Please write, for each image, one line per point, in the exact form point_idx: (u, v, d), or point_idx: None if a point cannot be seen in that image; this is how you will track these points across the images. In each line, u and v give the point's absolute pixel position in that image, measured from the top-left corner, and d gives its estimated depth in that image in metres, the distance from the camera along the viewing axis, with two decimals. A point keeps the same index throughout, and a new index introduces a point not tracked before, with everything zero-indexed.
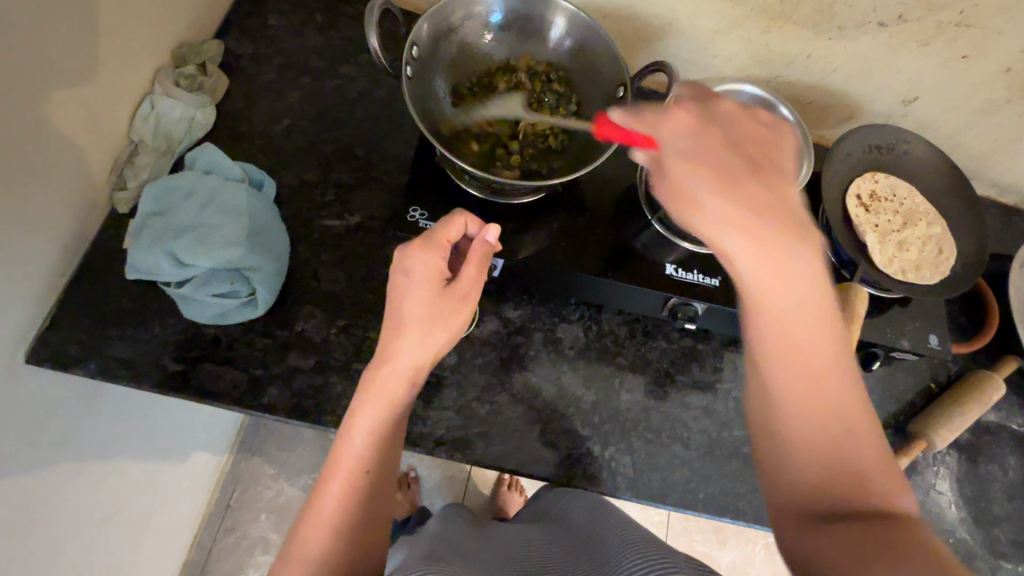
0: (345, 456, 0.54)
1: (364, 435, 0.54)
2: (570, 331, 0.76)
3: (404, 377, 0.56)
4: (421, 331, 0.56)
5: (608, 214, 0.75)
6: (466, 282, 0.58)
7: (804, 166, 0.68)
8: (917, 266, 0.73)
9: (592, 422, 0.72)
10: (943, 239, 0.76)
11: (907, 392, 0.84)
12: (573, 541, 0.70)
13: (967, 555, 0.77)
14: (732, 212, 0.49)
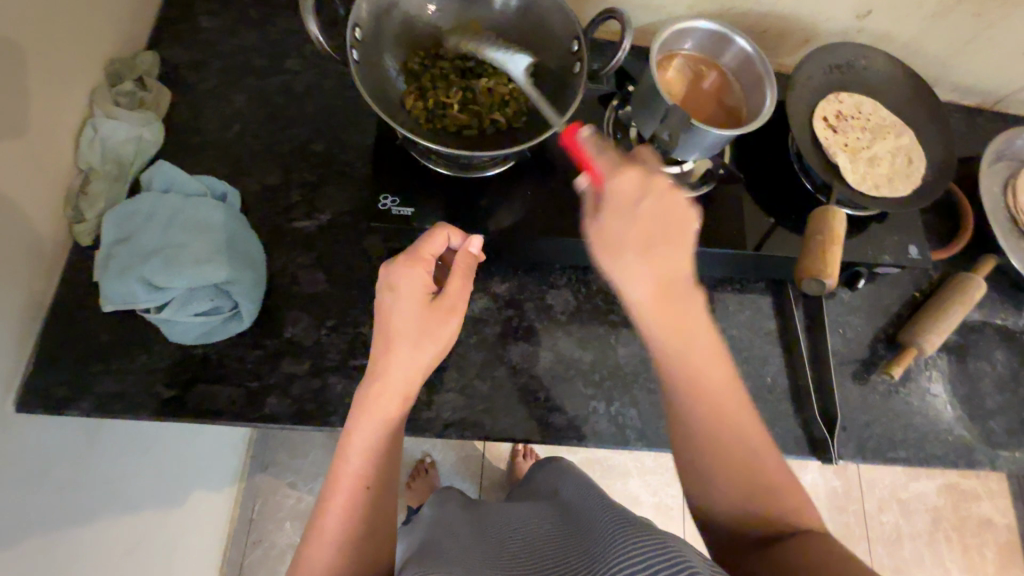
0: (345, 474, 0.55)
1: (358, 454, 0.55)
2: (560, 296, 0.77)
3: (395, 395, 0.56)
4: (410, 345, 0.56)
5: (581, 174, 0.74)
6: (454, 294, 0.58)
7: (768, 96, 0.67)
8: (890, 182, 0.73)
9: (593, 381, 0.73)
10: (912, 149, 0.77)
11: (893, 304, 0.86)
12: (573, 518, 0.67)
13: (965, 450, 0.80)
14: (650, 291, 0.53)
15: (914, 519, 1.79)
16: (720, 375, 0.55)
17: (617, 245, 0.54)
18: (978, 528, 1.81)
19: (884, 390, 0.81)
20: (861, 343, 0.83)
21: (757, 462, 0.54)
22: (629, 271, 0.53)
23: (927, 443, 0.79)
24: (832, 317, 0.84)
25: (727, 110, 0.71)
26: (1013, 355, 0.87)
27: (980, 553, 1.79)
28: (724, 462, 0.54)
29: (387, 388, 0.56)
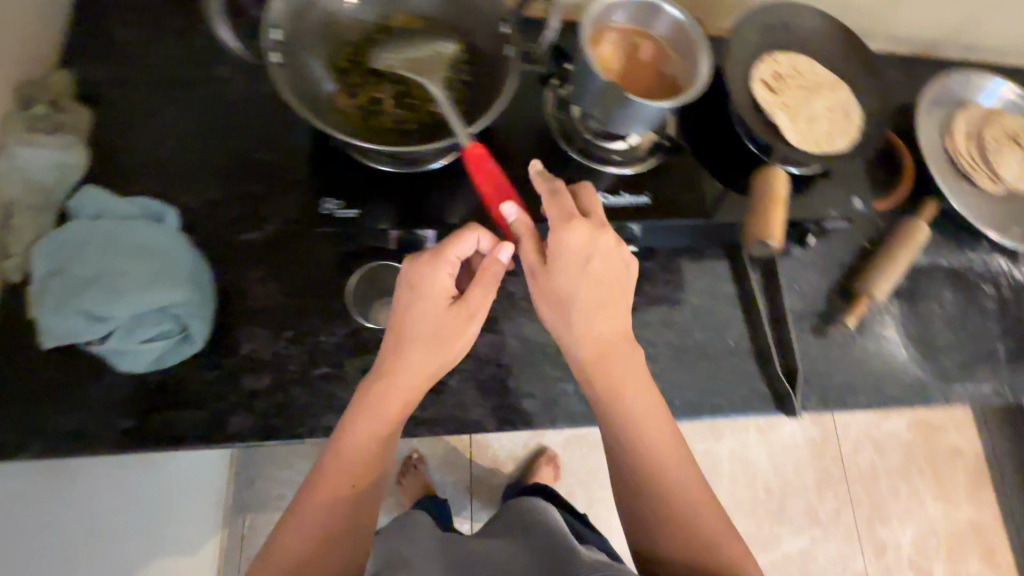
0: (339, 460, 0.60)
1: (352, 448, 0.60)
2: (521, 283, 0.76)
3: (402, 394, 0.61)
4: (423, 346, 0.60)
5: (531, 159, 0.73)
6: (475, 294, 0.60)
7: (703, 61, 0.67)
8: (830, 138, 0.75)
9: (560, 363, 0.74)
10: (850, 104, 0.78)
11: (846, 256, 0.88)
12: (557, 551, 0.69)
13: (921, 388, 0.84)
14: (596, 352, 0.62)
15: (888, 456, 1.87)
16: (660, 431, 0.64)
17: (563, 305, 0.61)
18: (949, 457, 1.89)
19: (842, 340, 0.83)
20: (817, 297, 0.85)
21: (697, 507, 0.63)
22: (577, 334, 0.62)
23: (886, 386, 0.83)
24: (788, 274, 0.86)
25: (666, 80, 0.70)
26: (960, 293, 0.90)
27: (952, 481, 1.88)
28: (659, 499, 0.63)
29: (394, 388, 0.61)
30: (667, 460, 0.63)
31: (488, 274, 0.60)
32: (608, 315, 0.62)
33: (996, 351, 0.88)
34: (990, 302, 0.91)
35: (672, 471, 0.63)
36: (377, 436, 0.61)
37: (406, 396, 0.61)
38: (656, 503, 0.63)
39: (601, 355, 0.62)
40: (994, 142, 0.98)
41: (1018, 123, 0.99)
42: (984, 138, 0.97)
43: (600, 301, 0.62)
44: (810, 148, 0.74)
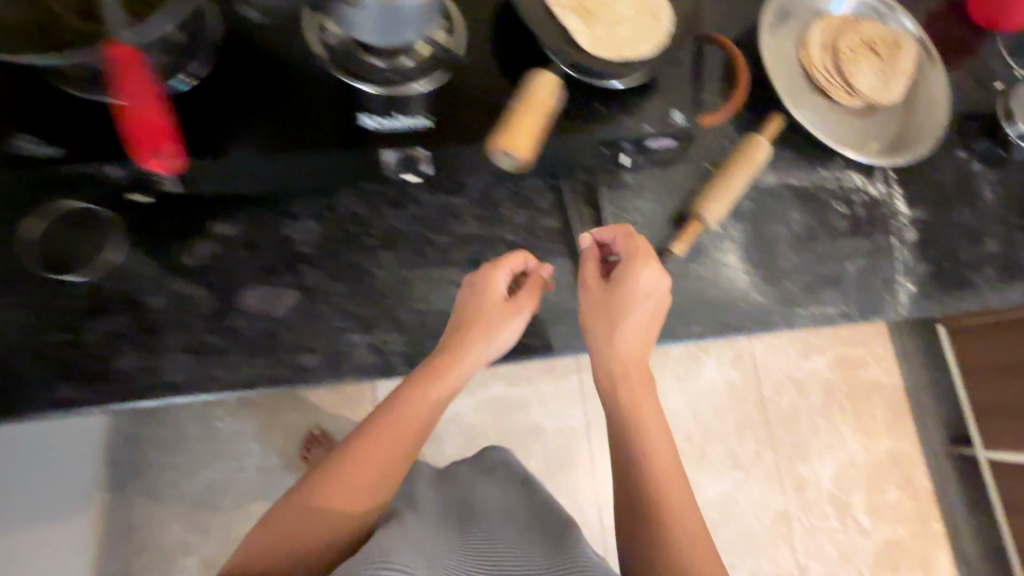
0: (373, 442, 0.67)
1: (404, 438, 0.67)
2: (301, 228, 0.69)
3: (414, 415, 0.67)
4: (475, 355, 0.65)
5: (284, 79, 0.64)
6: (505, 321, 0.66)
7: None
8: (630, 43, 0.68)
9: (348, 312, 0.67)
10: (660, 6, 0.70)
11: (685, 180, 0.81)
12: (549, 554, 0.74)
13: (762, 315, 0.79)
14: (633, 354, 0.70)
15: (809, 395, 1.87)
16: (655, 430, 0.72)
17: (587, 320, 0.70)
18: (869, 392, 1.90)
19: (676, 270, 0.78)
20: (652, 226, 0.79)
21: (660, 488, 0.69)
22: (596, 338, 0.70)
23: (723, 315, 0.77)
24: (620, 202, 0.79)
25: None
26: (808, 213, 0.85)
27: (873, 416, 1.88)
28: (643, 472, 0.70)
29: (413, 399, 0.66)
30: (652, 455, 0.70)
31: (523, 304, 0.67)
32: (641, 324, 0.69)
33: (844, 271, 0.84)
34: (840, 221, 0.87)
35: (655, 452, 0.71)
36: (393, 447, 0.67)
37: (423, 407, 0.66)
38: (648, 474, 0.70)
39: (641, 367, 0.72)
40: (849, 51, 0.92)
41: (873, 30, 0.93)
42: (837, 47, 0.91)
43: (604, 312, 0.69)
44: (604, 54, 0.66)
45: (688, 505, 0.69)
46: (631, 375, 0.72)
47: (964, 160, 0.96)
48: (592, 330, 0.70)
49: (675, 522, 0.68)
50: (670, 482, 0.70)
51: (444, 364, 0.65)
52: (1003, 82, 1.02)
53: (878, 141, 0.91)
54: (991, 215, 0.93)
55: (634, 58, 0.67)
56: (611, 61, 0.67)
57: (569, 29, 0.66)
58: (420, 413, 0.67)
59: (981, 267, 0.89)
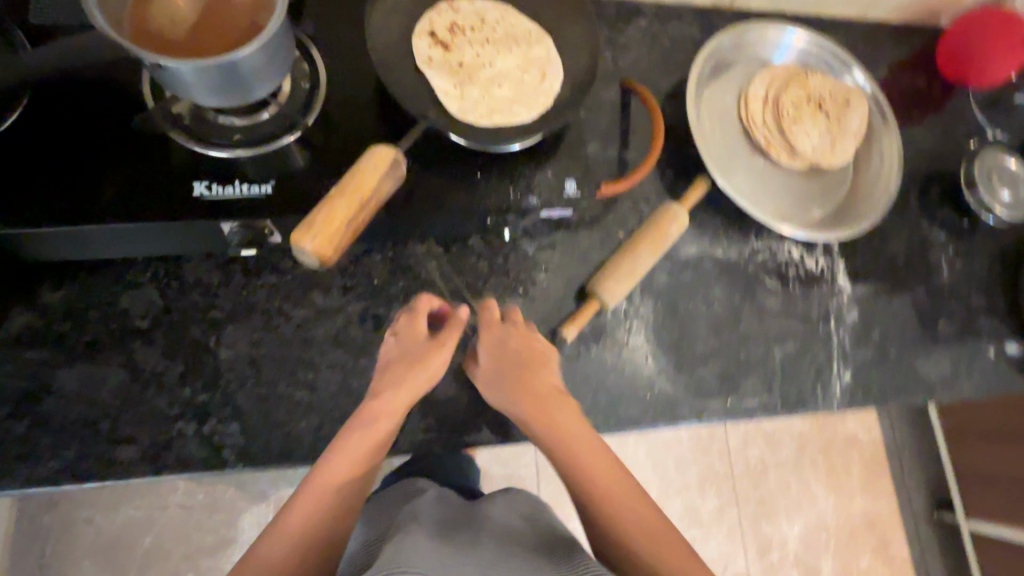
0: (303, 506, 0.54)
1: (332, 495, 0.55)
2: (140, 298, 0.62)
3: (361, 460, 0.56)
4: (405, 392, 0.58)
5: (106, 136, 0.56)
6: (436, 358, 0.60)
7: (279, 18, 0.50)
8: (509, 101, 0.66)
9: (180, 397, 0.60)
10: (546, 60, 0.68)
11: (592, 250, 0.74)
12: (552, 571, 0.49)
13: (668, 406, 0.70)
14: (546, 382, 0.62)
15: (779, 447, 1.58)
16: (618, 481, 0.58)
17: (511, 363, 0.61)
18: (845, 446, 1.59)
19: (571, 353, 0.70)
20: (549, 301, 0.71)
21: (646, 545, 0.55)
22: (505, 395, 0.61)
23: (621, 406, 0.69)
24: (515, 273, 0.71)
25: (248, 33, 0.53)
26: (732, 289, 0.77)
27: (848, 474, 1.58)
28: (626, 527, 0.56)
29: (345, 444, 0.56)
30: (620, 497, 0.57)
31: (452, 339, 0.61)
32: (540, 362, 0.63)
33: (771, 357, 0.75)
34: (772, 298, 0.78)
35: (627, 501, 0.57)
36: (346, 494, 0.56)
37: (356, 452, 0.56)
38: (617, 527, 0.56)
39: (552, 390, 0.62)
40: (793, 106, 0.82)
41: (822, 85, 0.84)
42: (780, 103, 0.82)
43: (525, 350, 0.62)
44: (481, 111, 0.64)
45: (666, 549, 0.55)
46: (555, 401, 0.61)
47: (921, 230, 0.86)
48: (513, 402, 0.60)
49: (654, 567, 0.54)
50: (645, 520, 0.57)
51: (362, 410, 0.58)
52: (971, 142, 0.92)
53: (821, 208, 0.82)
54: (945, 294, 0.84)
55: (514, 114, 0.65)
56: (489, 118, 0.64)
57: (444, 85, 0.64)
58: (361, 461, 0.56)
59: (927, 356, 0.80)
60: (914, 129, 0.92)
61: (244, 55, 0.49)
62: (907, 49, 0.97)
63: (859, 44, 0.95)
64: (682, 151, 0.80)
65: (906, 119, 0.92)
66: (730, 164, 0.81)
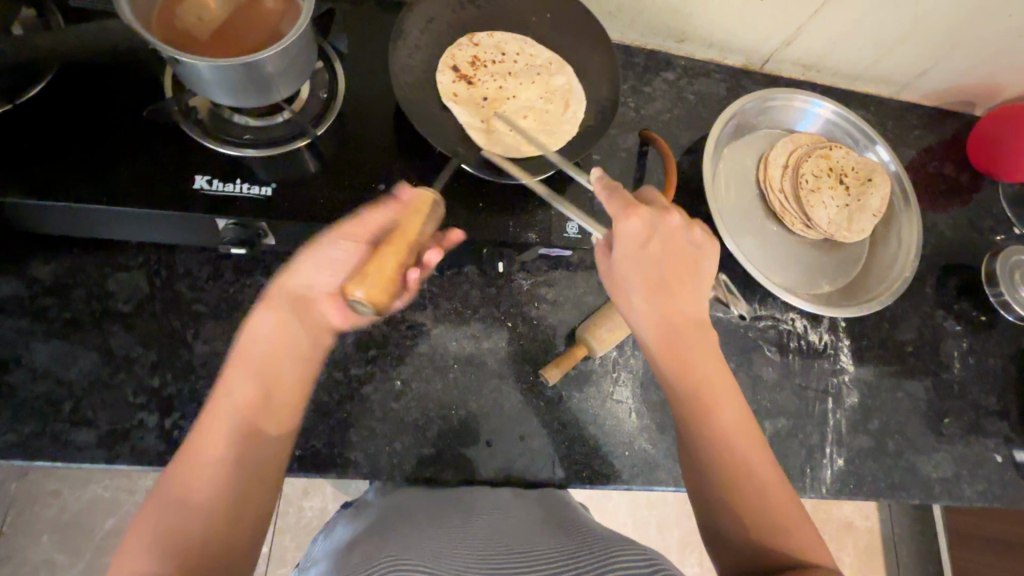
0: (193, 445, 0.47)
1: (218, 417, 0.48)
2: (127, 282, 0.62)
3: (249, 375, 0.51)
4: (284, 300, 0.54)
5: (118, 120, 0.57)
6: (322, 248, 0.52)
7: (297, 33, 0.51)
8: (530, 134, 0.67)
9: (148, 387, 0.59)
10: (568, 90, 0.70)
11: (588, 295, 0.72)
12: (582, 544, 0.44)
13: (645, 466, 0.67)
14: (649, 277, 0.53)
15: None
16: (733, 405, 0.54)
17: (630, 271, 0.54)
18: (840, 531, 1.39)
19: (552, 397, 0.68)
20: (536, 340, 0.70)
21: (742, 475, 0.50)
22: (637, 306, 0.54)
23: (596, 460, 0.66)
24: (506, 306, 0.70)
25: (268, 42, 0.54)
26: (728, 353, 0.74)
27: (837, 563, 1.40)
28: (723, 459, 0.51)
29: (234, 363, 0.51)
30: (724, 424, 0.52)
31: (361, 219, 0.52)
32: (674, 256, 0.54)
33: (761, 430, 0.71)
34: (769, 369, 0.75)
35: (730, 423, 0.52)
36: (238, 417, 0.49)
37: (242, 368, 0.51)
38: (715, 467, 0.51)
39: (652, 283, 0.53)
40: (814, 176, 0.80)
41: (846, 159, 0.83)
42: (801, 172, 0.80)
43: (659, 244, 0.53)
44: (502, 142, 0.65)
45: (764, 485, 0.50)
46: (655, 299, 0.53)
47: (935, 320, 0.83)
48: (645, 301, 0.53)
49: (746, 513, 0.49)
50: (741, 455, 0.51)
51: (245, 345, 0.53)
52: (995, 238, 0.90)
53: (830, 283, 0.80)
54: (954, 391, 0.80)
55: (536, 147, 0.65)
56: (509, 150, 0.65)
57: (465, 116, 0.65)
58: (246, 379, 0.50)
59: (928, 453, 0.76)
60: (937, 216, 0.89)
61: (267, 58, 0.49)
62: (938, 136, 0.95)
63: (890, 125, 0.94)
64: (693, 208, 0.79)
65: (931, 204, 0.90)
66: (742, 227, 0.79)
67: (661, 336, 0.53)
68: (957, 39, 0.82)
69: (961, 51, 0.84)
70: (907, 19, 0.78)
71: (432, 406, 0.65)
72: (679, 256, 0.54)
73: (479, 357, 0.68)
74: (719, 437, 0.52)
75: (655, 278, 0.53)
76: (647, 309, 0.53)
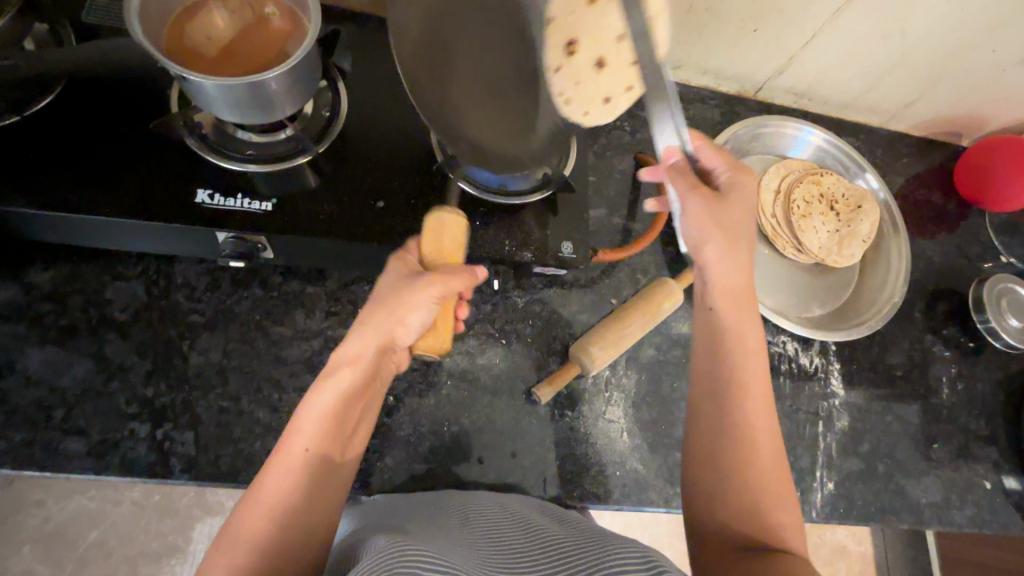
0: (271, 487, 0.46)
1: (299, 464, 0.47)
2: (125, 291, 0.62)
3: (330, 424, 0.50)
4: (371, 343, 0.52)
5: (123, 133, 0.58)
6: (405, 301, 0.51)
7: (299, 56, 0.52)
8: (527, 124, 0.64)
9: (141, 396, 0.59)
10: None
11: (582, 313, 0.73)
12: (577, 544, 0.45)
13: (636, 487, 0.67)
14: (727, 233, 0.54)
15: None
16: (760, 399, 0.53)
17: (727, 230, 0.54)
18: (831, 555, 1.38)
19: (544, 414, 0.68)
20: (529, 357, 0.70)
21: (747, 459, 0.51)
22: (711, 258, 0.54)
23: (588, 479, 0.66)
24: (500, 323, 0.71)
25: (270, 62, 0.56)
26: None
27: None
28: (732, 436, 0.52)
29: (313, 405, 0.50)
30: (746, 403, 0.52)
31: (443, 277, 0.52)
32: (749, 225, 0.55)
33: None
34: None
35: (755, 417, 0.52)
36: (316, 466, 0.48)
37: (324, 414, 0.50)
38: (729, 440, 0.52)
39: (727, 237, 0.53)
40: (805, 202, 0.82)
41: (837, 185, 0.84)
42: (792, 197, 0.81)
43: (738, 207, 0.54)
44: (497, 132, 0.63)
45: (770, 475, 0.51)
46: (730, 258, 0.54)
47: (924, 345, 0.84)
48: (728, 254, 0.54)
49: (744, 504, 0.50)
50: (757, 446, 0.52)
51: (327, 372, 0.52)
52: (983, 265, 0.92)
53: (821, 306, 0.81)
54: (943, 416, 0.80)
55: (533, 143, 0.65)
56: (506, 142, 0.63)
57: (461, 103, 0.62)
58: (329, 427, 0.50)
59: (918, 477, 0.76)
60: (926, 243, 0.91)
61: (272, 78, 0.50)
62: (926, 164, 0.98)
63: (879, 153, 0.96)
64: None
65: (919, 231, 0.92)
66: None
67: (722, 299, 0.54)
68: (943, 72, 0.84)
69: (947, 84, 0.87)
70: (895, 52, 0.81)
71: (425, 422, 0.65)
72: (744, 226, 0.54)
73: (473, 373, 0.68)
74: (733, 418, 0.52)
75: (730, 240, 0.54)
76: (722, 257, 0.54)
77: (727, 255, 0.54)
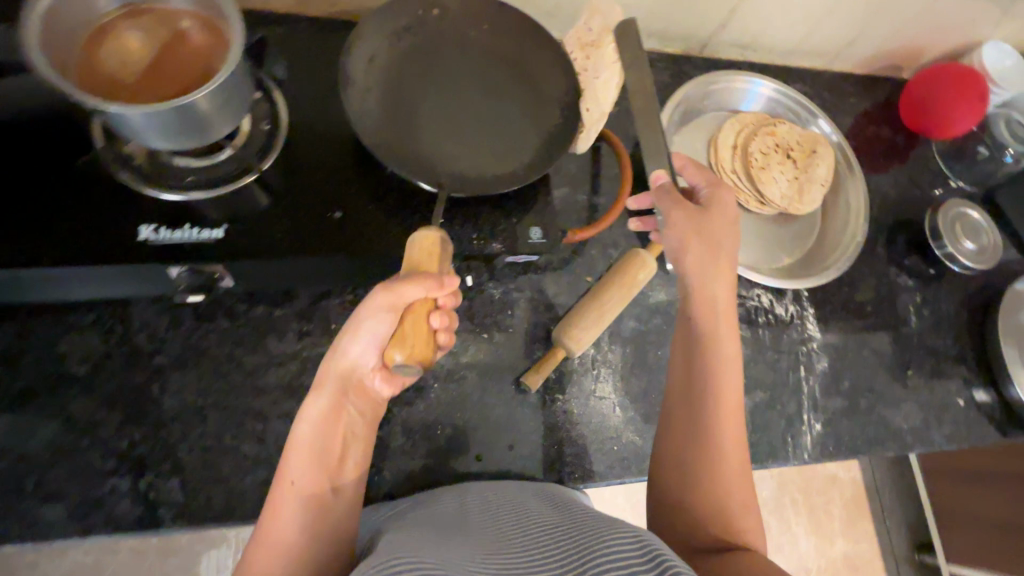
0: (271, 527, 0.48)
1: (290, 508, 0.49)
2: (81, 342, 0.59)
3: (316, 461, 0.50)
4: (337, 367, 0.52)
5: (51, 175, 0.54)
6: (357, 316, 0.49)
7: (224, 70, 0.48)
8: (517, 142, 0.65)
9: (117, 450, 0.56)
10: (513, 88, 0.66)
11: (560, 294, 0.73)
12: (573, 532, 0.45)
13: (635, 459, 0.68)
14: (702, 252, 0.58)
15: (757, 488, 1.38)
16: (731, 413, 0.54)
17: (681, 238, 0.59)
18: (825, 485, 1.44)
19: (537, 402, 0.68)
20: (514, 347, 0.70)
21: (715, 450, 0.53)
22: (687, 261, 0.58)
23: (588, 458, 0.67)
24: (480, 316, 0.70)
25: (195, 80, 0.52)
26: None
27: (827, 513, 1.42)
28: (692, 426, 0.54)
29: (295, 441, 0.51)
30: (724, 393, 0.54)
31: (389, 285, 0.47)
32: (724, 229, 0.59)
33: None
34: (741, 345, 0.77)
35: (728, 423, 0.54)
36: (312, 500, 0.50)
37: (307, 447, 0.51)
38: (673, 428, 0.56)
39: (708, 250, 0.58)
40: (762, 153, 0.82)
41: (790, 133, 0.85)
42: (749, 150, 0.82)
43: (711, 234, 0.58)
44: (483, 155, 0.64)
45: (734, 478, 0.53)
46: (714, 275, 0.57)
47: (889, 277, 0.87)
48: (698, 264, 0.57)
49: (710, 499, 0.52)
50: (731, 449, 0.53)
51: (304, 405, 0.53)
52: (935, 193, 0.95)
53: (790, 255, 0.83)
54: (914, 343, 0.84)
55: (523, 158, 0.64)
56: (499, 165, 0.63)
57: None
58: (315, 461, 0.50)
59: (897, 405, 0.80)
60: (879, 178, 0.93)
61: (201, 98, 0.47)
62: (871, 101, 0.99)
63: (826, 95, 0.97)
64: None
65: (873, 167, 0.94)
66: None
67: (697, 302, 0.57)
68: (879, 8, 0.85)
69: (884, 18, 0.88)
70: None
71: (418, 428, 0.64)
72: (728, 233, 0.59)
73: (459, 372, 0.67)
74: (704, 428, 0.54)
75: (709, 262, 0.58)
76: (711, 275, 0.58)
77: (705, 261, 0.58)
